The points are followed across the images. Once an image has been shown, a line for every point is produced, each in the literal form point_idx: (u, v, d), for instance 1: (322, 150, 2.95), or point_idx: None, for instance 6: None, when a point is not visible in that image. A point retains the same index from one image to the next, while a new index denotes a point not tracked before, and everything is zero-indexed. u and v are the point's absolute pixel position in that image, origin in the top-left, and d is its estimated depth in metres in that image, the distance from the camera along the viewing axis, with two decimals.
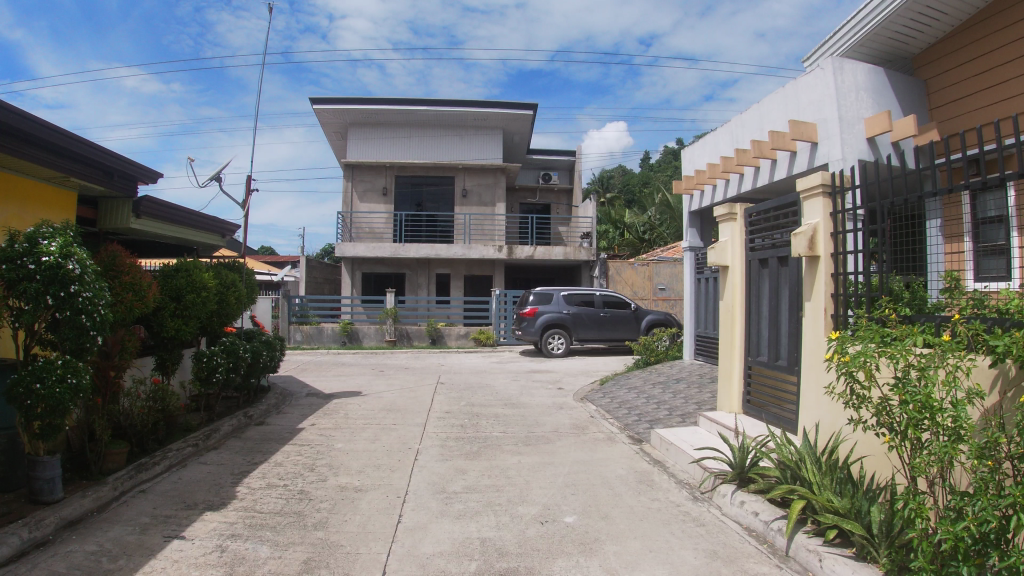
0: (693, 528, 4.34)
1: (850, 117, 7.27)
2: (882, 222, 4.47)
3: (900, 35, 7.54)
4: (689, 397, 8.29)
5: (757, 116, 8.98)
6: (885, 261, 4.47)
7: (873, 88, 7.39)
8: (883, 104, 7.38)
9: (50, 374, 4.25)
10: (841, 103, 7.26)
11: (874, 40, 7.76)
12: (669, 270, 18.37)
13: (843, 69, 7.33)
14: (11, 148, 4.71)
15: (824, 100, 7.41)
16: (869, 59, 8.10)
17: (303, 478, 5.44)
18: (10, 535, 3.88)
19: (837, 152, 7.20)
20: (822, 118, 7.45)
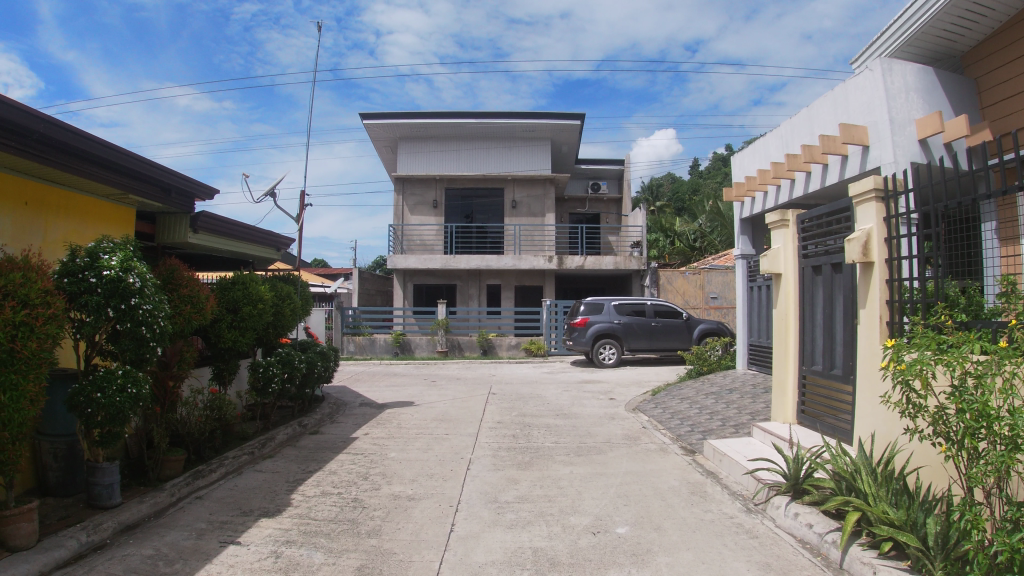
0: (745, 540, 4.26)
1: (900, 118, 7.08)
2: (936, 226, 4.32)
3: (946, 34, 7.29)
4: (743, 407, 8.14)
5: (807, 120, 8.83)
6: (940, 267, 4.31)
7: (922, 88, 7.22)
8: (934, 105, 7.18)
9: (111, 384, 4.40)
10: (891, 104, 7.09)
11: (920, 41, 7.52)
12: (720, 279, 18.10)
13: (892, 70, 7.18)
14: (69, 167, 4.94)
15: (874, 102, 7.26)
16: (918, 59, 7.86)
17: (358, 486, 5.51)
18: (69, 539, 4.04)
19: (888, 155, 7.03)
20: (872, 121, 7.28)
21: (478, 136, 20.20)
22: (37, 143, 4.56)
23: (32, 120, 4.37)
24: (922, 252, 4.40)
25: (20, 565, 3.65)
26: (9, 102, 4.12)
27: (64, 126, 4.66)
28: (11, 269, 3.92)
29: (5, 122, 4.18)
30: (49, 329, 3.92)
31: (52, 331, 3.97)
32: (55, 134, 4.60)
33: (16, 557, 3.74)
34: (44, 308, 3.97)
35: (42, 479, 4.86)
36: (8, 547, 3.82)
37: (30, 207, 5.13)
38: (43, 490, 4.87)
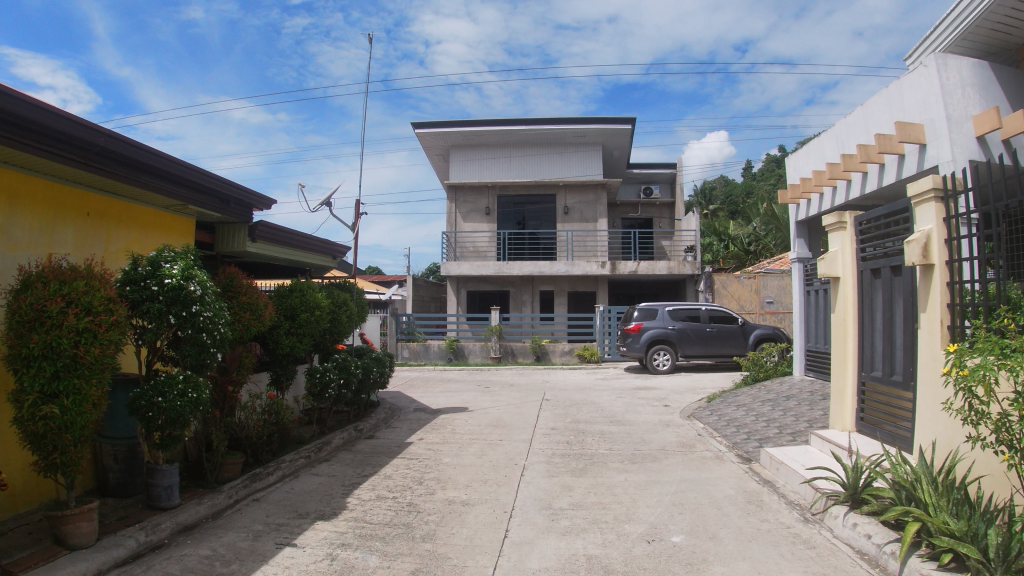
0: (803, 551, 4.15)
1: (958, 115, 6.83)
2: (997, 226, 4.16)
3: (996, 32, 7.06)
4: (801, 414, 7.95)
5: (862, 119, 8.58)
6: (1002, 268, 4.14)
7: (979, 84, 6.97)
8: (992, 101, 6.92)
9: (171, 389, 4.54)
10: (947, 101, 6.86)
11: (970, 40, 7.30)
12: (776, 283, 17.76)
13: (947, 66, 6.95)
14: (130, 179, 5.13)
15: (930, 99, 7.03)
16: (972, 53, 7.52)
17: (412, 490, 5.57)
18: (128, 538, 4.18)
19: (946, 153, 6.77)
20: (929, 118, 7.04)
21: (529, 142, 20.24)
22: (99, 157, 4.76)
23: (93, 134, 4.57)
24: (983, 253, 4.23)
25: (81, 563, 3.79)
26: (68, 117, 4.32)
27: (124, 140, 4.85)
28: (75, 278, 4.10)
29: (66, 136, 4.39)
30: (112, 335, 4.06)
31: (115, 338, 4.10)
32: (116, 147, 4.79)
33: (76, 555, 3.89)
34: (107, 315, 4.12)
35: (103, 480, 5.04)
36: (69, 546, 3.97)
37: (92, 218, 5.33)
38: (104, 491, 5.05)
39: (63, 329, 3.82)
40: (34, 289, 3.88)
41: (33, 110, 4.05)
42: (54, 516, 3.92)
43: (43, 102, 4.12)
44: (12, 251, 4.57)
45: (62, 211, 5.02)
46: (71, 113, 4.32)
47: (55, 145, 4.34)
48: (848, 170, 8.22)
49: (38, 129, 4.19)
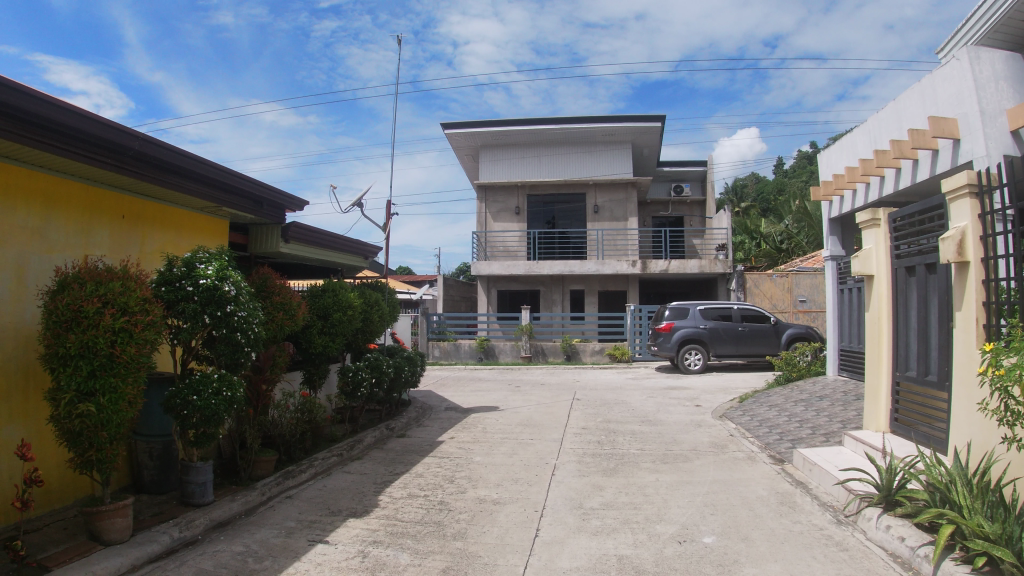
0: (835, 553, 4.09)
1: (991, 109, 6.67)
2: None
3: None
4: (835, 414, 7.83)
5: (895, 114, 8.43)
6: None
7: (1013, 78, 6.80)
8: None
9: (206, 388, 4.61)
10: (980, 95, 6.71)
11: (1003, 32, 7.15)
12: (809, 281, 17.53)
13: (980, 60, 6.81)
14: (166, 182, 5.24)
15: (963, 93, 6.87)
16: (1007, 45, 7.34)
17: (444, 489, 5.60)
18: (162, 534, 4.27)
19: (980, 148, 6.61)
20: (962, 112, 6.89)
21: (559, 141, 20.19)
22: (133, 160, 4.86)
23: (127, 138, 4.67)
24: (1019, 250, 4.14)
25: (115, 558, 3.87)
26: (102, 122, 4.41)
27: (159, 144, 4.96)
28: (111, 279, 4.19)
29: (100, 140, 4.48)
30: (147, 335, 4.14)
31: (151, 337, 4.18)
32: (150, 151, 4.89)
33: (110, 551, 3.98)
34: (143, 315, 4.19)
35: (137, 477, 5.14)
36: (104, 541, 4.06)
37: (127, 220, 5.44)
38: (139, 488, 5.15)
39: (100, 329, 3.91)
40: (71, 290, 3.99)
41: (68, 115, 4.15)
42: (90, 512, 4.01)
43: (77, 107, 4.22)
44: (48, 253, 4.67)
45: (98, 214, 5.13)
46: (106, 119, 4.43)
47: (91, 150, 4.46)
48: (881, 166, 8.07)
49: (73, 133, 4.29)
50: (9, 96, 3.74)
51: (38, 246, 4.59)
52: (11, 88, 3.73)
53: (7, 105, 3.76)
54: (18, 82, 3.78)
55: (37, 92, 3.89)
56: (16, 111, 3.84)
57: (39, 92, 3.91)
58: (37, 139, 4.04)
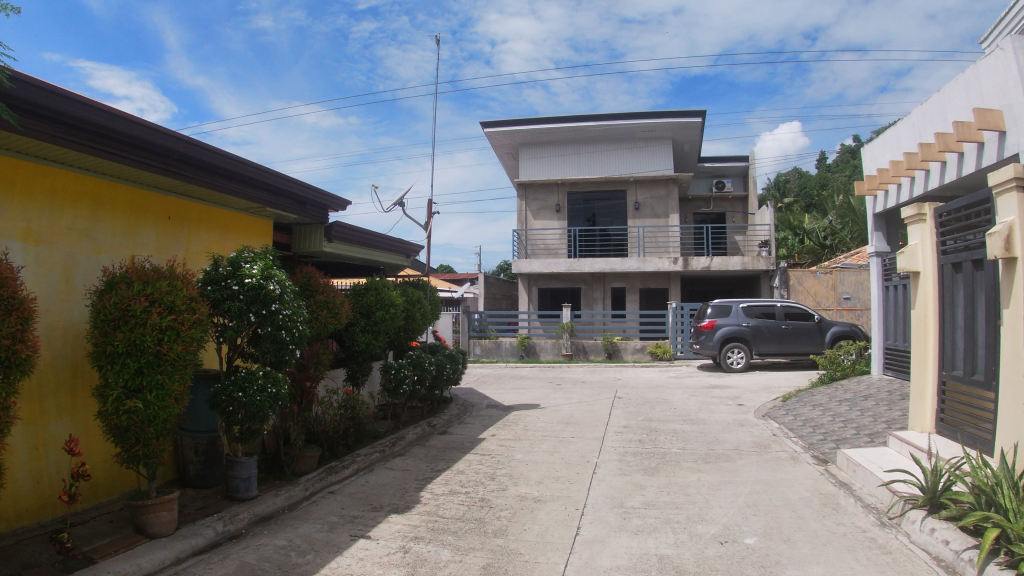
0: (879, 556, 4.00)
1: None
2: None
3: None
4: (880, 414, 7.66)
5: (939, 106, 8.20)
6: None
7: None
8: None
9: (251, 384, 4.70)
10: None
11: None
12: (854, 278, 17.15)
13: None
14: (210, 183, 5.35)
15: (1007, 84, 6.66)
16: None
17: (485, 486, 5.62)
18: (206, 528, 4.36)
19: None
20: (1007, 104, 6.67)
21: (598, 138, 20.08)
22: (178, 163, 4.98)
23: (171, 141, 4.78)
24: None
25: (160, 551, 3.97)
26: (146, 126, 4.53)
27: (202, 147, 5.06)
28: (158, 279, 4.29)
29: (145, 143, 4.60)
30: (194, 334, 4.23)
31: (197, 335, 4.27)
32: (195, 153, 5.01)
33: (156, 543, 4.08)
34: (189, 313, 4.29)
35: (183, 471, 5.26)
36: (149, 534, 4.16)
37: (173, 221, 5.57)
38: (184, 482, 5.27)
39: (147, 328, 4.01)
40: (119, 290, 4.10)
41: (112, 119, 4.27)
42: (136, 506, 4.13)
43: (121, 111, 4.34)
44: (96, 253, 4.81)
45: (145, 215, 5.27)
46: (150, 122, 4.55)
47: (136, 152, 4.58)
48: (925, 160, 7.86)
49: (118, 137, 4.41)
50: (54, 101, 3.86)
51: (86, 247, 4.73)
52: (56, 93, 3.86)
53: (53, 110, 3.89)
54: (63, 88, 3.90)
55: (80, 97, 4.02)
56: (62, 116, 3.96)
57: (82, 97, 4.03)
58: (84, 143, 4.17)
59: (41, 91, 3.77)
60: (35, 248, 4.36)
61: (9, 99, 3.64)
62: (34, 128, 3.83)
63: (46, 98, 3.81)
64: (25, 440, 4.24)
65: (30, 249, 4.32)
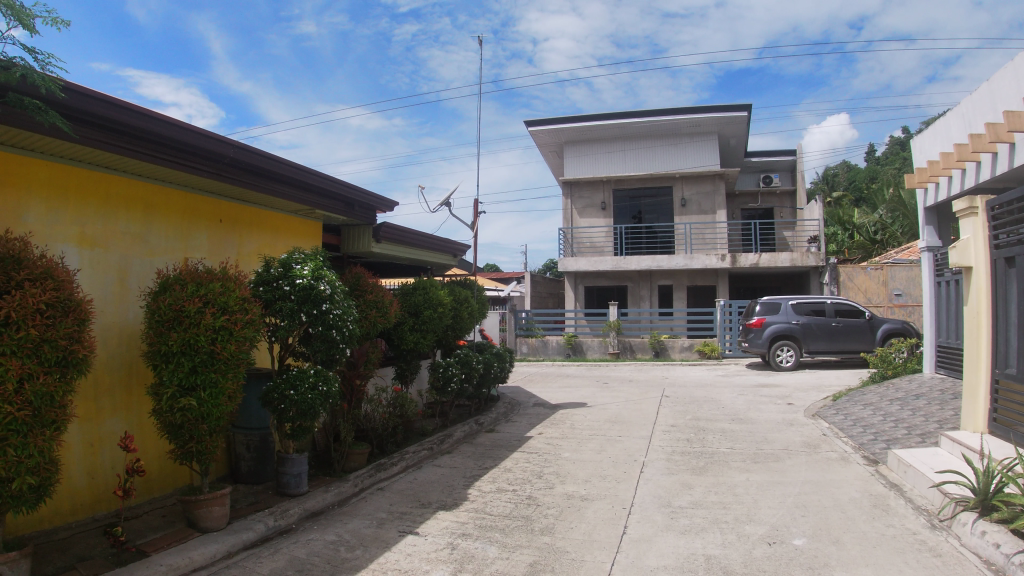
0: (929, 559, 3.90)
1: None
2: None
3: None
4: (932, 414, 7.45)
5: (989, 96, 7.94)
6: None
7: None
8: None
9: (303, 382, 4.79)
10: None
11: None
12: (905, 274, 16.69)
13: None
14: (260, 186, 5.46)
15: None
16: None
17: (532, 484, 5.63)
18: (257, 522, 4.47)
19: None
20: None
21: (643, 134, 19.89)
22: (229, 167, 5.10)
23: (222, 146, 4.90)
24: None
25: (212, 545, 4.07)
26: (197, 132, 4.65)
27: (253, 151, 5.18)
28: (211, 280, 4.40)
29: (196, 148, 4.72)
30: (246, 333, 4.33)
31: (249, 335, 4.37)
32: (245, 158, 5.12)
33: (207, 537, 4.19)
34: (242, 314, 4.39)
35: (235, 467, 5.39)
36: (201, 529, 4.27)
37: (225, 224, 5.71)
38: (236, 477, 5.39)
39: (201, 328, 4.11)
40: (173, 291, 4.21)
41: (164, 126, 4.39)
42: (189, 500, 4.24)
43: (173, 118, 4.46)
44: (150, 256, 4.95)
45: (198, 219, 5.41)
46: (201, 128, 4.66)
47: (188, 158, 4.70)
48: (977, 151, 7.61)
49: (170, 143, 4.54)
50: (106, 110, 3.99)
51: (140, 250, 4.87)
52: (108, 102, 3.99)
53: (105, 119, 4.02)
54: (115, 97, 4.03)
55: (133, 106, 4.15)
56: (114, 123, 4.09)
57: (134, 105, 4.16)
58: (138, 150, 4.31)
59: (94, 100, 3.89)
60: (90, 252, 4.50)
61: (63, 108, 3.77)
62: (87, 136, 3.95)
63: (98, 107, 3.94)
64: (81, 436, 4.38)
65: (85, 252, 4.46)
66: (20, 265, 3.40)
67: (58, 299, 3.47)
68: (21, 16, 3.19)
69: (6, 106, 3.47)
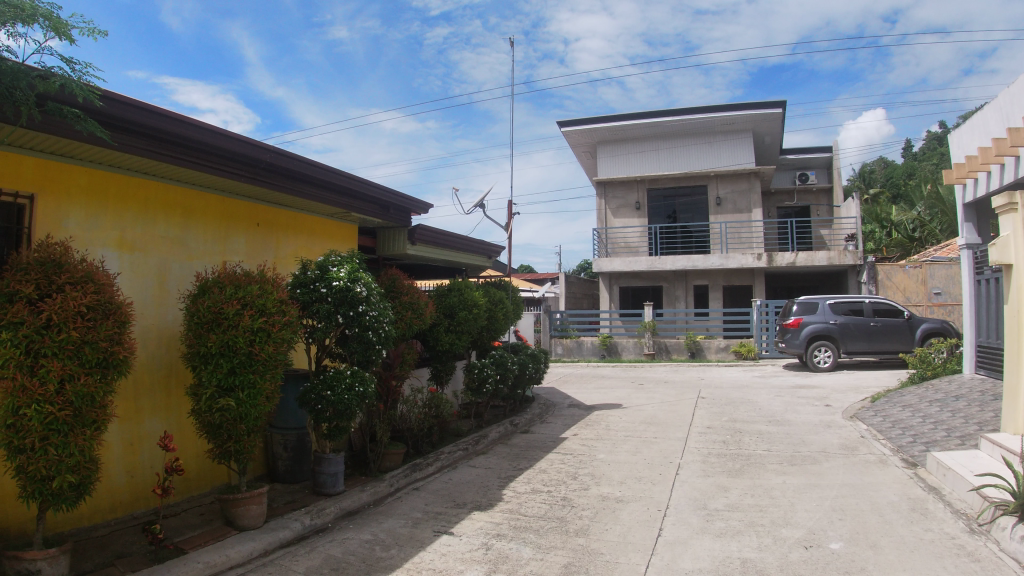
0: (967, 564, 3.81)
1: None
2: None
3: None
4: (973, 415, 7.28)
5: None
6: None
7: None
8: None
9: (340, 383, 4.84)
10: None
11: None
12: (944, 272, 16.34)
13: None
14: (296, 190, 5.54)
15: None
16: None
17: (567, 485, 5.62)
18: (294, 521, 4.53)
19: None
20: None
21: (675, 133, 19.74)
22: (266, 172, 5.18)
23: (259, 152, 4.98)
24: None
25: (248, 543, 4.13)
26: (233, 138, 4.72)
27: (289, 156, 5.25)
28: (250, 283, 4.46)
29: (232, 154, 4.80)
30: (284, 335, 4.39)
31: (287, 336, 4.44)
32: (281, 162, 5.20)
33: (245, 536, 4.25)
34: (280, 316, 4.46)
35: (273, 467, 5.46)
36: (239, 527, 4.34)
37: (262, 228, 5.80)
38: (274, 477, 5.47)
39: (239, 329, 4.17)
40: (212, 294, 4.29)
41: (201, 132, 4.47)
42: (227, 499, 4.31)
43: (210, 125, 4.54)
44: (189, 260, 5.05)
45: (236, 223, 5.50)
46: (237, 134, 4.74)
47: (225, 163, 4.78)
48: (1015, 145, 7.41)
49: (207, 150, 4.62)
50: (143, 117, 4.07)
51: (179, 254, 4.97)
52: (145, 110, 4.07)
53: (143, 126, 4.10)
54: (152, 104, 4.11)
55: (170, 113, 4.23)
56: (151, 131, 4.18)
57: (172, 112, 4.24)
58: (175, 157, 4.39)
59: (132, 108, 3.97)
60: (129, 256, 4.60)
61: (101, 116, 3.86)
62: (125, 143, 4.04)
63: (136, 115, 4.02)
64: (121, 436, 4.48)
65: (125, 256, 4.56)
66: (61, 270, 3.50)
67: (99, 302, 3.56)
68: (59, 26, 3.27)
69: (46, 115, 3.57)
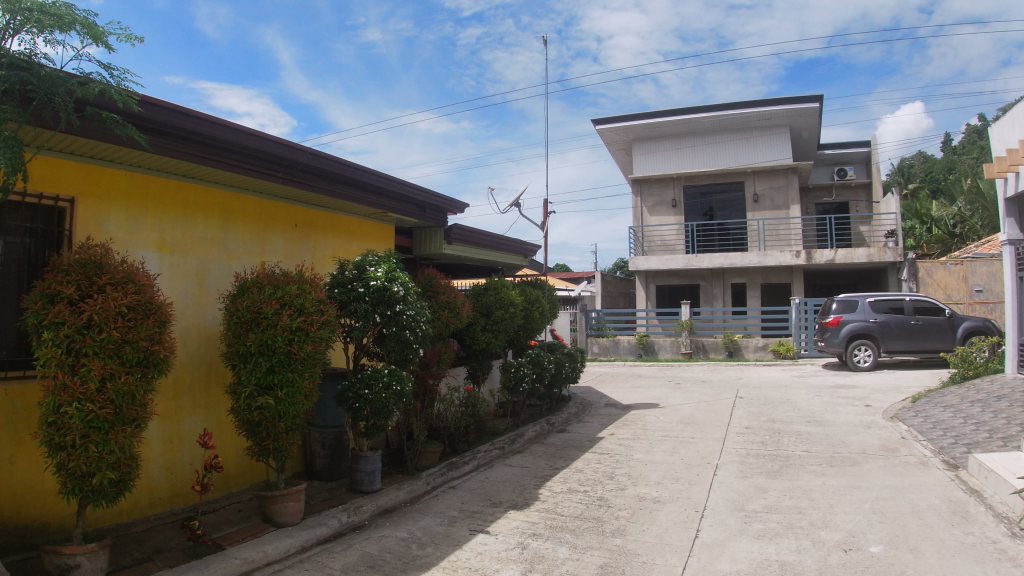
0: (1010, 569, 3.70)
1: None
2: None
3: None
4: (1017, 416, 7.08)
5: None
6: None
7: None
8: None
9: (377, 382, 4.88)
10: None
11: None
12: (987, 268, 15.95)
13: None
14: (332, 190, 5.60)
15: None
16: None
17: (603, 485, 5.61)
18: (331, 518, 4.58)
19: None
20: None
21: (711, 129, 19.55)
22: (303, 173, 5.25)
23: (295, 153, 5.04)
24: None
25: (286, 539, 4.20)
26: (270, 139, 4.79)
27: (325, 157, 5.30)
28: (288, 283, 4.53)
29: (269, 156, 4.87)
30: (322, 334, 4.45)
31: (325, 335, 4.50)
32: (318, 163, 5.26)
33: (283, 532, 4.31)
34: (318, 315, 4.52)
35: (311, 464, 5.54)
36: (277, 523, 4.40)
37: (300, 228, 5.88)
38: (312, 474, 5.54)
39: (278, 329, 4.23)
40: (251, 294, 4.36)
41: (237, 135, 4.55)
42: (266, 496, 4.38)
43: (247, 127, 4.62)
44: (228, 261, 5.14)
45: (273, 224, 5.58)
46: (274, 136, 4.81)
47: (262, 165, 4.86)
48: None
49: (244, 152, 4.70)
50: (182, 120, 4.16)
51: (218, 255, 5.06)
52: (184, 113, 4.15)
53: (182, 129, 4.19)
54: (191, 108, 4.20)
55: (207, 116, 4.31)
56: (190, 134, 4.26)
57: (209, 116, 4.32)
58: (212, 159, 4.47)
59: (170, 112, 4.06)
60: (169, 257, 4.70)
61: (140, 120, 3.94)
62: (165, 147, 4.13)
63: (174, 118, 4.11)
64: (161, 433, 4.58)
65: (165, 257, 4.66)
66: (102, 270, 3.58)
67: (139, 303, 3.63)
68: (96, 33, 3.35)
69: (86, 120, 3.66)
